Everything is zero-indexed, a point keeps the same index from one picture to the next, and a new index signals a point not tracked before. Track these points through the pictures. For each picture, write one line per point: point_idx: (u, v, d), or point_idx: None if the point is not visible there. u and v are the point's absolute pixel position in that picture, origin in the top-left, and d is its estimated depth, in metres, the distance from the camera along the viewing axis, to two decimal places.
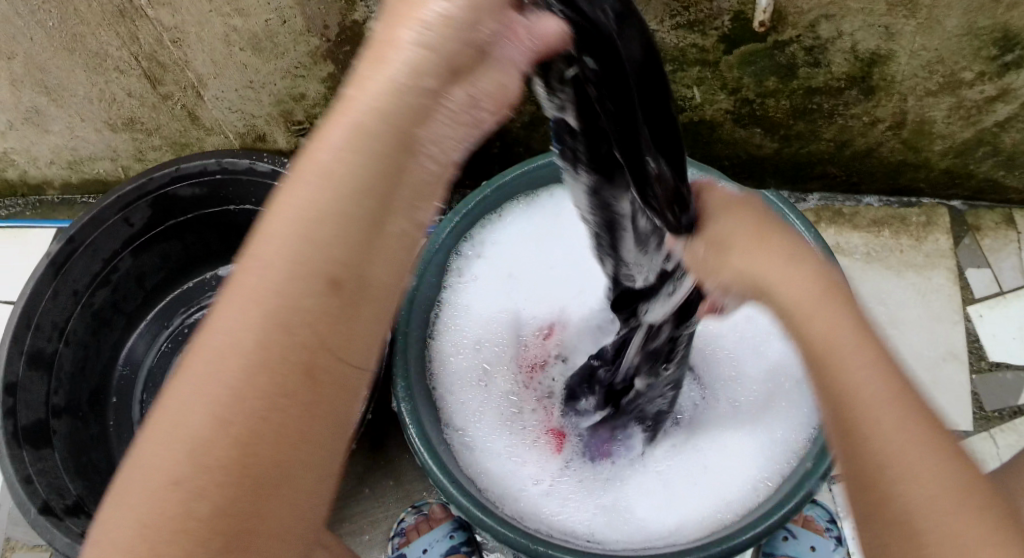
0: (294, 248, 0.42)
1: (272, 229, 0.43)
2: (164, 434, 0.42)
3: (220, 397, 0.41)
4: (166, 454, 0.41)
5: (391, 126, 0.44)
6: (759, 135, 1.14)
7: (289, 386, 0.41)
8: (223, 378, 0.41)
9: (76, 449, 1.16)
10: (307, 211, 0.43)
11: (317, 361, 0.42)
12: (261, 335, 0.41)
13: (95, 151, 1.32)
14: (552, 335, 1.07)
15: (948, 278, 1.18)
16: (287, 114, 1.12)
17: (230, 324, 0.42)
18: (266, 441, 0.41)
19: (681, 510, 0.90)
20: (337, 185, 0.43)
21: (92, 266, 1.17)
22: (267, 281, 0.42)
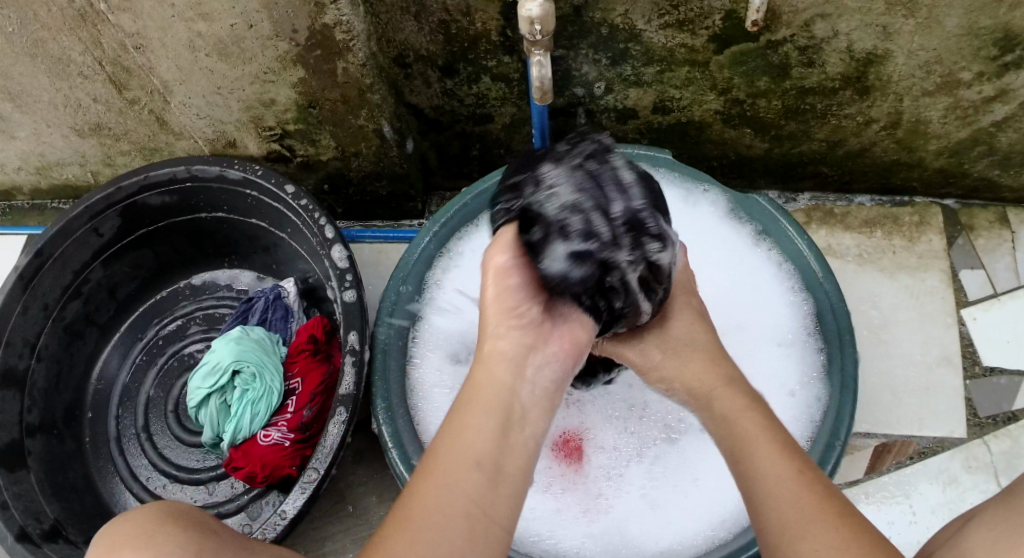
0: (488, 403, 0.59)
1: (450, 435, 0.57)
2: (430, 516, 0.52)
3: (446, 529, 0.52)
4: (444, 504, 0.53)
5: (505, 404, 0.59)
6: (749, 135, 1.09)
7: (468, 520, 0.53)
8: (459, 476, 0.54)
9: (52, 468, 1.10)
10: (479, 401, 0.59)
11: (484, 515, 0.54)
12: (486, 438, 0.57)
13: (63, 157, 1.27)
14: (572, 440, 0.94)
15: (942, 279, 1.14)
16: (256, 120, 1.03)
17: (438, 495, 0.53)
18: (496, 500, 0.54)
19: (675, 530, 0.87)
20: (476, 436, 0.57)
21: (61, 279, 1.12)
22: (479, 438, 0.57)
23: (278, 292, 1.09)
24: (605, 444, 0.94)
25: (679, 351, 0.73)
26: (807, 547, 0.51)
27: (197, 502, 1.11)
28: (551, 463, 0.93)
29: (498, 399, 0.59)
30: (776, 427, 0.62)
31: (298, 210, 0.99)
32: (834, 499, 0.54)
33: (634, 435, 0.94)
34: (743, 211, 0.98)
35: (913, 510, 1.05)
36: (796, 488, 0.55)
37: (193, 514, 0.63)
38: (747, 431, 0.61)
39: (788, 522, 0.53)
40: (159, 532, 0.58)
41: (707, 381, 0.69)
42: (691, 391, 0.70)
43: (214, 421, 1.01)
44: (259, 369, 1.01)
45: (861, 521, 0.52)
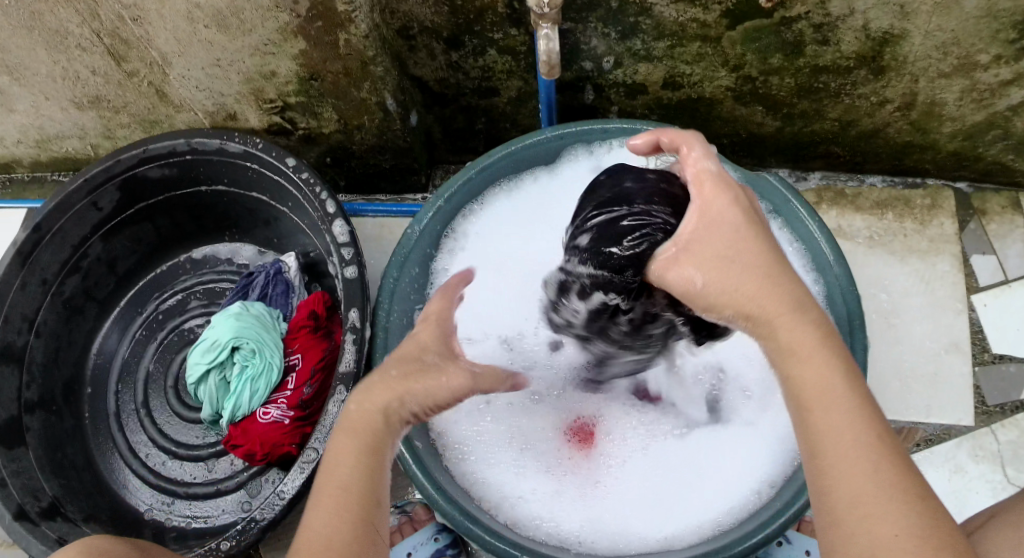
0: (368, 431, 0.61)
1: (335, 456, 0.60)
2: (307, 542, 0.54)
3: (329, 536, 0.55)
4: (320, 527, 0.55)
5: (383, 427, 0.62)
6: (760, 113, 1.06)
7: (356, 520, 0.56)
8: (335, 500, 0.57)
9: (51, 444, 1.09)
10: (356, 432, 0.61)
11: (368, 524, 0.56)
12: (362, 462, 0.59)
13: (62, 130, 1.25)
14: (586, 429, 0.92)
15: (953, 265, 1.12)
16: (257, 93, 1.01)
17: (322, 512, 0.56)
18: (373, 516, 0.57)
19: (678, 516, 0.86)
20: (358, 452, 0.60)
21: (60, 254, 1.11)
22: (358, 461, 0.59)
23: (279, 267, 1.06)
24: (619, 433, 0.92)
25: (718, 263, 0.63)
26: (876, 534, 0.49)
27: (197, 479, 1.10)
28: (560, 448, 0.91)
29: (375, 426, 0.62)
30: (853, 379, 0.55)
31: (300, 185, 0.97)
32: (912, 475, 0.51)
33: (650, 425, 0.92)
34: (753, 189, 0.96)
35: None
36: (873, 465, 0.51)
37: (126, 550, 0.63)
38: (816, 389, 0.55)
39: (857, 501, 0.50)
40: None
41: (768, 308, 0.60)
42: (750, 319, 0.61)
43: (213, 398, 0.99)
44: (259, 345, 0.99)
45: (938, 508, 0.50)
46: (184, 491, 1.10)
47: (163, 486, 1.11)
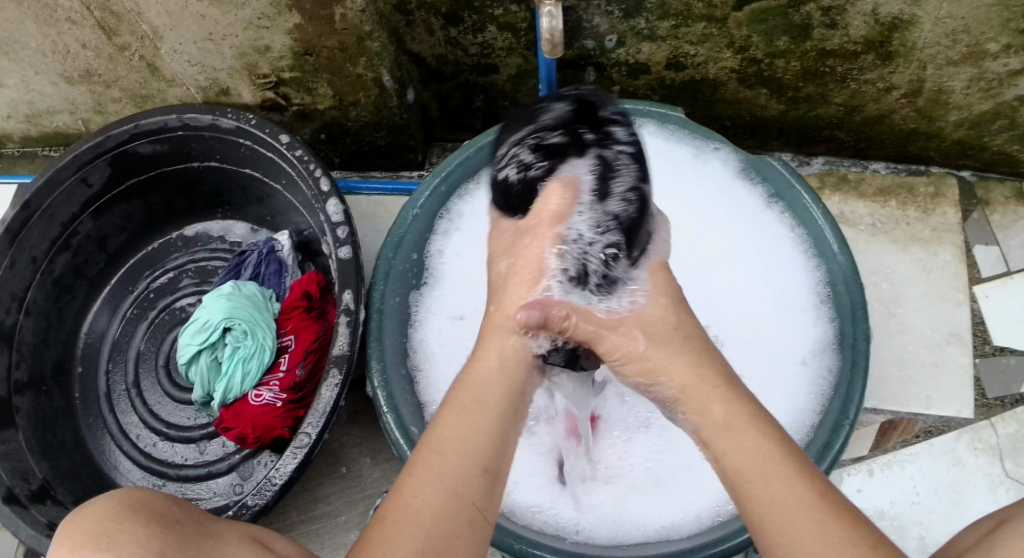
0: (484, 398, 0.62)
1: (450, 422, 0.60)
2: (412, 512, 0.54)
3: (441, 504, 0.55)
4: (417, 490, 0.56)
5: (506, 406, 0.63)
6: (765, 96, 1.04)
7: (473, 485, 0.57)
8: (442, 466, 0.57)
9: (41, 425, 1.07)
10: (475, 395, 0.62)
11: (477, 511, 0.56)
12: (477, 425, 0.60)
13: (53, 104, 1.22)
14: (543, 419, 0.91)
15: (955, 254, 1.10)
16: (251, 68, 0.99)
17: (426, 482, 0.56)
18: (487, 488, 0.58)
19: (676, 506, 0.85)
20: (477, 417, 0.61)
21: (50, 231, 1.09)
22: (476, 423, 0.60)
23: (272, 245, 1.03)
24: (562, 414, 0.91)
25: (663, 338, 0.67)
26: None
27: (188, 461, 1.08)
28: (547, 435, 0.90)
29: (491, 392, 0.63)
30: (788, 452, 0.56)
31: (294, 162, 0.95)
32: (858, 529, 0.51)
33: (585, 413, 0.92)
34: (755, 172, 0.94)
35: (917, 491, 1.02)
36: (818, 527, 0.51)
37: (163, 503, 0.62)
38: (755, 458, 0.56)
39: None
40: (121, 531, 0.57)
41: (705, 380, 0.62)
42: (683, 390, 0.63)
43: (204, 379, 0.97)
44: (252, 326, 0.96)
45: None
46: (174, 473, 1.07)
47: (153, 467, 1.09)
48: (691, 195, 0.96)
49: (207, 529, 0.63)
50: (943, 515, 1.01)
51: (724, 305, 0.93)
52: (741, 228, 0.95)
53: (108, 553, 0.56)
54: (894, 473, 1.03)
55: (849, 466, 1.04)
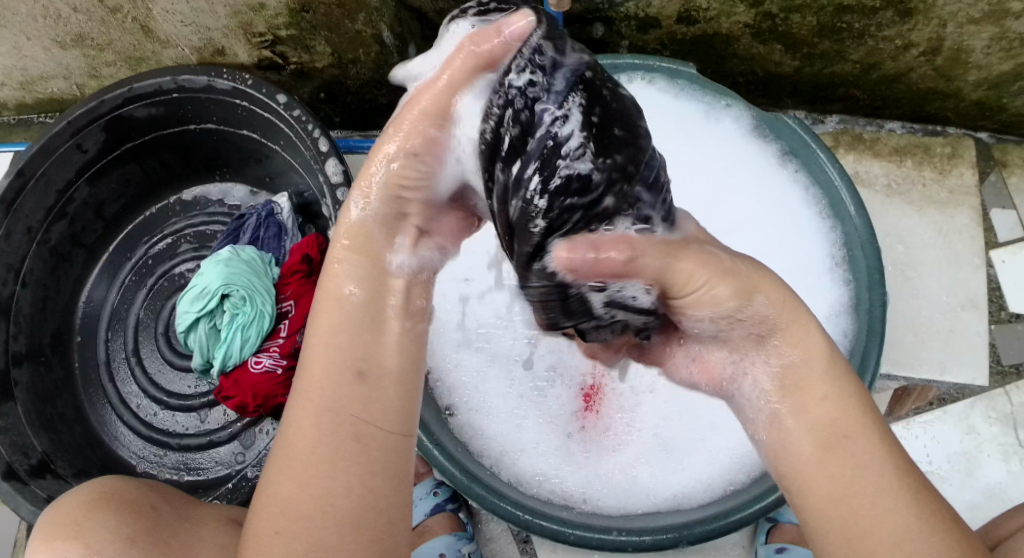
0: (326, 392, 0.51)
1: (316, 344, 0.53)
2: (291, 455, 0.50)
3: (315, 447, 0.50)
4: (270, 519, 0.50)
5: (366, 305, 0.53)
6: (778, 52, 1.00)
7: (344, 408, 0.51)
8: (290, 492, 0.49)
9: (41, 397, 1.05)
10: (333, 308, 0.53)
11: (362, 431, 0.51)
12: (323, 431, 0.50)
13: (46, 70, 1.19)
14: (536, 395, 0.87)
15: (972, 218, 1.07)
16: (246, 26, 0.95)
17: (297, 422, 0.51)
18: (364, 405, 0.51)
19: (687, 475, 0.82)
20: (333, 335, 0.52)
21: (45, 200, 1.06)
22: (337, 341, 0.52)
23: (271, 209, 0.99)
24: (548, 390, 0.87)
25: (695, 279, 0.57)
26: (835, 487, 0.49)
27: (189, 429, 1.06)
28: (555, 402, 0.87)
29: (329, 384, 0.51)
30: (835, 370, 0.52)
31: (292, 122, 0.91)
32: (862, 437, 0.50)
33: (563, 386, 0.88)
34: (768, 129, 0.90)
35: (930, 459, 1.00)
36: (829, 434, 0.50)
37: (137, 491, 0.74)
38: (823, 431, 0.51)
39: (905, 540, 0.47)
40: (90, 517, 0.68)
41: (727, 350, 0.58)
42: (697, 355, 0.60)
43: (203, 347, 0.93)
44: (250, 293, 0.92)
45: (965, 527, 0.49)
46: (176, 442, 1.05)
47: (155, 437, 1.07)
48: (703, 154, 0.92)
49: (183, 514, 0.75)
50: (955, 484, 0.99)
51: None
52: (755, 187, 0.91)
53: (77, 534, 0.67)
54: (909, 440, 1.01)
55: None
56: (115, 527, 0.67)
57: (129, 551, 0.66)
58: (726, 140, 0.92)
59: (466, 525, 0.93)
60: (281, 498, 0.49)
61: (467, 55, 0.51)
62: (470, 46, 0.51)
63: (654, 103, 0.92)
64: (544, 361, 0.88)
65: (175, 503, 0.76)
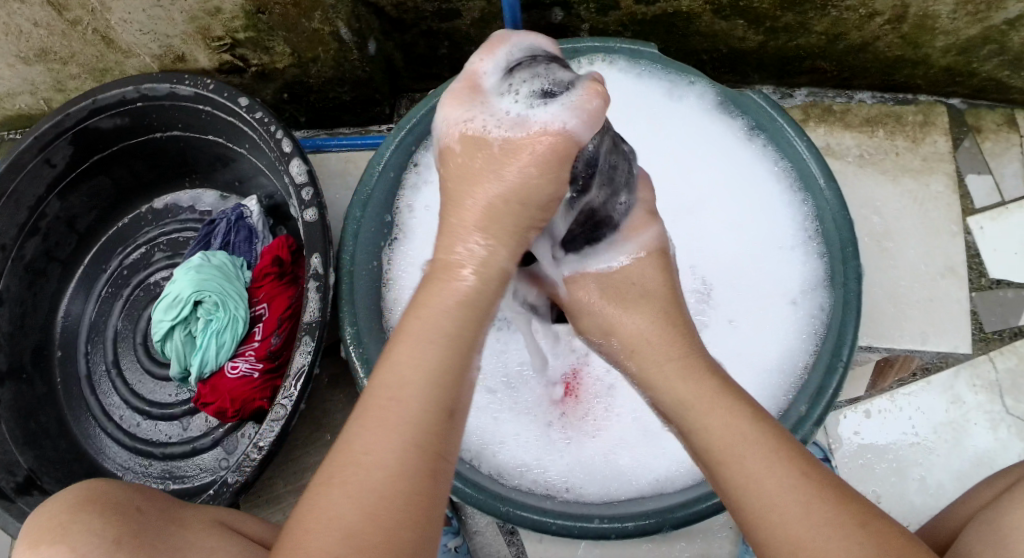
0: (412, 422, 0.46)
1: (407, 356, 0.48)
2: (356, 475, 0.45)
3: (385, 471, 0.45)
4: (320, 548, 0.43)
5: (466, 328, 0.50)
6: (742, 27, 0.99)
7: (431, 433, 0.47)
8: (351, 520, 0.43)
9: (23, 414, 1.04)
10: (430, 327, 0.49)
11: (443, 462, 0.47)
12: (403, 461, 0.45)
13: (12, 86, 1.18)
14: (510, 387, 0.87)
15: (947, 184, 1.07)
16: (203, 31, 0.94)
17: (374, 441, 0.46)
18: (448, 431, 0.47)
19: (668, 458, 0.82)
20: (431, 353, 0.48)
21: (17, 216, 1.04)
22: (431, 359, 0.48)
23: (241, 213, 0.98)
24: (517, 383, 0.87)
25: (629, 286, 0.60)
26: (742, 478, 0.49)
27: (173, 438, 1.05)
28: (530, 394, 0.87)
29: (415, 412, 0.47)
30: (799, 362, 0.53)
31: (254, 125, 0.91)
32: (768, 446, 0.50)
33: (527, 386, 0.87)
34: (734, 106, 0.90)
35: (915, 430, 1.00)
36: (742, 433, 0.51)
37: (123, 492, 0.72)
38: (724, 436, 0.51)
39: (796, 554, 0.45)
40: (77, 520, 0.67)
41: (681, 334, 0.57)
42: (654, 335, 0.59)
43: (180, 355, 0.92)
44: (223, 298, 0.91)
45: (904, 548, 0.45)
46: (161, 452, 1.05)
47: (139, 448, 1.06)
48: (671, 134, 0.92)
49: (170, 516, 0.74)
50: (942, 454, 0.99)
51: (711, 244, 0.90)
52: (725, 164, 0.90)
53: (67, 539, 0.66)
54: (892, 412, 1.01)
55: (847, 407, 1.01)
56: (101, 530, 0.66)
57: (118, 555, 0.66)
58: (693, 118, 0.91)
59: (451, 520, 0.93)
60: (332, 522, 0.44)
61: (552, 136, 0.52)
62: (555, 126, 0.52)
63: (619, 85, 0.91)
64: (518, 354, 0.88)
65: (162, 504, 0.75)
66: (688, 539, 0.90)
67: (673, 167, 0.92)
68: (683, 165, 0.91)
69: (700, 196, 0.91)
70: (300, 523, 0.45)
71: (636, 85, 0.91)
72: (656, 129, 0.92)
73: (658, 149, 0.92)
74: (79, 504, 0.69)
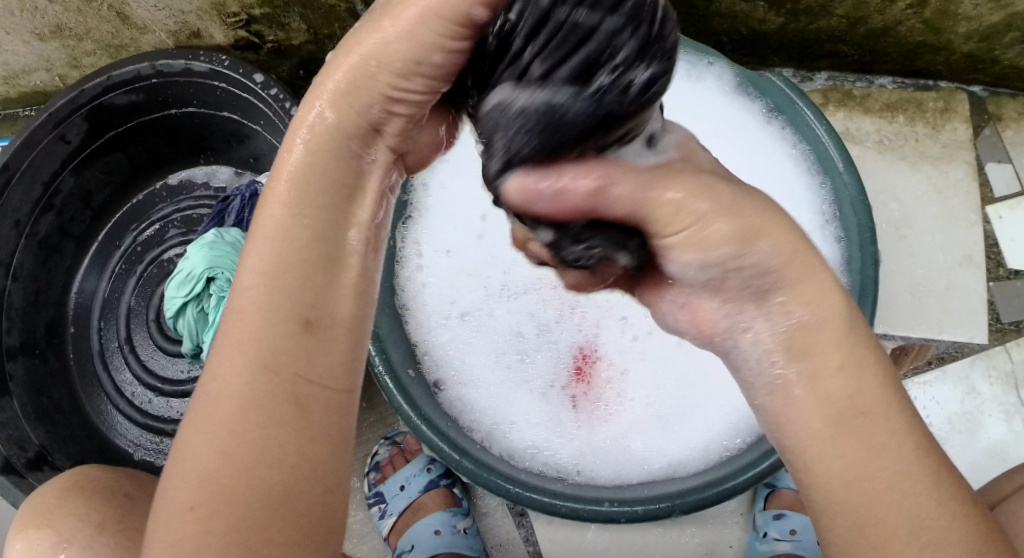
0: (258, 346, 0.44)
1: (253, 272, 0.45)
2: (210, 412, 0.44)
3: (232, 409, 0.44)
4: (179, 495, 0.44)
5: (313, 225, 0.46)
6: (762, 8, 0.98)
7: (284, 358, 0.44)
8: (207, 461, 0.43)
9: (36, 390, 1.05)
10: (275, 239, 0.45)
11: (299, 388, 0.44)
12: (254, 395, 0.44)
13: (28, 63, 1.18)
14: (523, 364, 0.86)
15: (967, 172, 1.05)
16: (219, 6, 0.93)
17: (223, 373, 0.44)
18: (303, 345, 0.45)
19: (681, 442, 0.81)
20: (278, 265, 0.45)
21: (31, 192, 1.04)
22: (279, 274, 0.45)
23: (255, 189, 0.98)
24: (532, 362, 0.86)
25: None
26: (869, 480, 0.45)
27: (185, 414, 1.06)
28: (543, 373, 0.86)
29: (263, 334, 0.44)
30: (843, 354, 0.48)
31: (270, 102, 0.90)
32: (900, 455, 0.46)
33: (543, 362, 0.86)
34: (751, 87, 0.89)
35: (929, 419, 0.99)
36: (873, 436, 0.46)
37: (109, 478, 0.75)
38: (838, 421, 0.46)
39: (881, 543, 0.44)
40: (62, 506, 0.71)
41: None
42: None
43: (192, 332, 0.92)
44: (235, 275, 0.91)
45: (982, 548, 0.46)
46: (172, 428, 1.06)
47: (151, 424, 1.07)
48: (688, 115, 0.90)
49: None
50: (956, 446, 0.98)
51: None
52: (743, 146, 0.90)
53: (51, 523, 0.70)
54: (907, 402, 1.00)
55: None
56: (84, 516, 0.70)
57: (96, 539, 0.69)
58: (711, 98, 0.90)
59: (461, 500, 0.94)
60: (193, 462, 0.44)
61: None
62: None
63: None
64: (530, 328, 0.87)
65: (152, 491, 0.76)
66: (699, 526, 0.90)
67: None
68: (700, 145, 0.90)
69: None
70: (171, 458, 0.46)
71: None
72: (672, 110, 0.90)
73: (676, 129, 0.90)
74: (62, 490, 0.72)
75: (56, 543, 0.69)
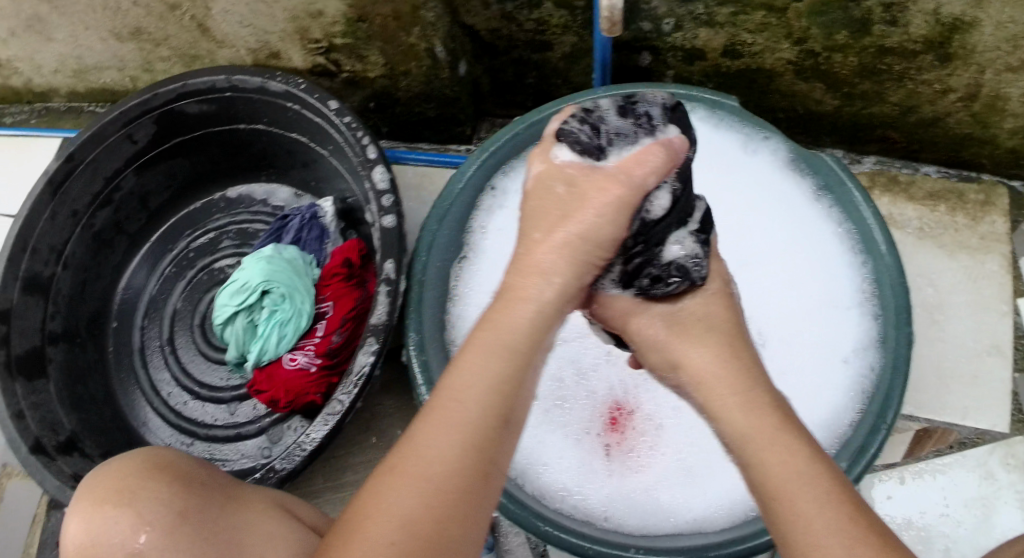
0: (471, 425, 0.50)
1: (472, 370, 0.52)
2: (418, 467, 0.48)
3: (439, 469, 0.48)
4: (378, 535, 0.46)
5: (522, 348, 0.54)
6: (820, 90, 1.02)
7: (490, 439, 0.50)
8: (412, 509, 0.46)
9: (73, 377, 1.07)
10: (498, 342, 0.54)
11: (492, 470, 0.50)
12: (459, 462, 0.49)
13: (102, 60, 1.22)
14: (566, 409, 0.89)
15: (1002, 264, 1.08)
16: (303, 32, 0.97)
17: (436, 439, 0.49)
18: (500, 437, 0.51)
19: (710, 502, 0.83)
20: (495, 367, 0.53)
21: (92, 185, 1.09)
22: (495, 373, 0.52)
23: (315, 211, 1.02)
24: (574, 409, 0.89)
25: (685, 328, 0.63)
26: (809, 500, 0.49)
27: (218, 421, 1.08)
28: (586, 423, 0.88)
29: (476, 416, 0.51)
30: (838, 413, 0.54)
31: (342, 129, 0.94)
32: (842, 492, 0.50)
33: (592, 415, 0.89)
34: (804, 164, 0.92)
35: (945, 502, 1.00)
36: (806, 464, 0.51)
37: None
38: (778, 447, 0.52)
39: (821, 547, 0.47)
40: (143, 486, 0.65)
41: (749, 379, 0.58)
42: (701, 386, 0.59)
43: (239, 341, 0.95)
44: (290, 291, 0.95)
45: None
46: (204, 433, 1.08)
47: (183, 426, 1.09)
48: (740, 184, 0.95)
49: (231, 495, 0.73)
50: (969, 528, 0.99)
51: (770, 291, 0.92)
52: (791, 219, 0.93)
53: (133, 504, 0.64)
54: (925, 480, 1.02)
55: (882, 471, 1.03)
56: (169, 502, 0.65)
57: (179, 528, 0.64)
58: (767, 172, 0.94)
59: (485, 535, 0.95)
60: (392, 505, 0.47)
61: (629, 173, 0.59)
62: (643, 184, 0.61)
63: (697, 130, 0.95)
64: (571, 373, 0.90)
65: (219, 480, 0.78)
66: None
67: (742, 217, 0.95)
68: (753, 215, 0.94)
69: (766, 248, 0.93)
70: (360, 503, 0.48)
71: (713, 130, 0.95)
72: (727, 185, 0.95)
73: (732, 193, 0.95)
74: (145, 468, 0.67)
75: (137, 525, 0.63)
